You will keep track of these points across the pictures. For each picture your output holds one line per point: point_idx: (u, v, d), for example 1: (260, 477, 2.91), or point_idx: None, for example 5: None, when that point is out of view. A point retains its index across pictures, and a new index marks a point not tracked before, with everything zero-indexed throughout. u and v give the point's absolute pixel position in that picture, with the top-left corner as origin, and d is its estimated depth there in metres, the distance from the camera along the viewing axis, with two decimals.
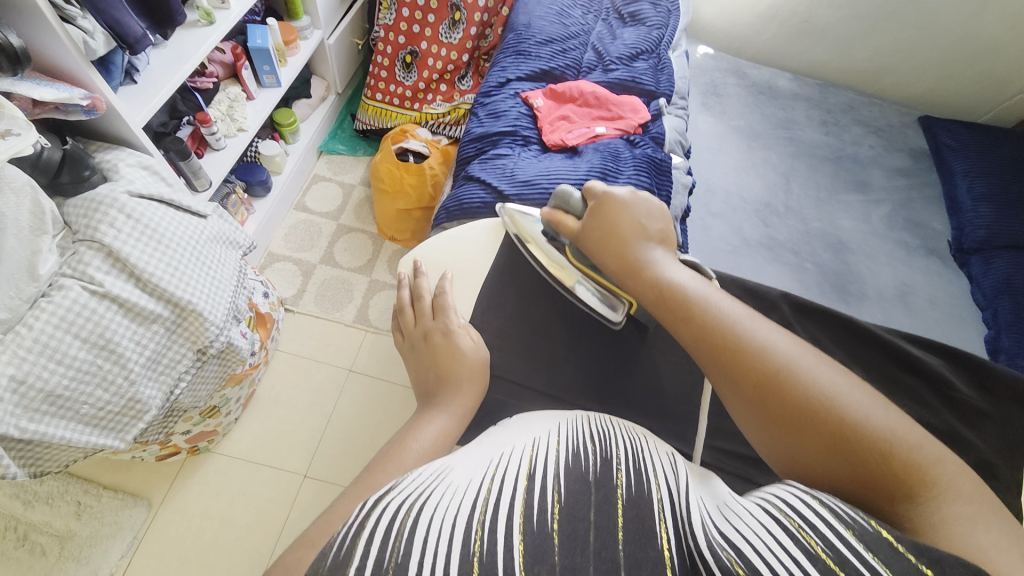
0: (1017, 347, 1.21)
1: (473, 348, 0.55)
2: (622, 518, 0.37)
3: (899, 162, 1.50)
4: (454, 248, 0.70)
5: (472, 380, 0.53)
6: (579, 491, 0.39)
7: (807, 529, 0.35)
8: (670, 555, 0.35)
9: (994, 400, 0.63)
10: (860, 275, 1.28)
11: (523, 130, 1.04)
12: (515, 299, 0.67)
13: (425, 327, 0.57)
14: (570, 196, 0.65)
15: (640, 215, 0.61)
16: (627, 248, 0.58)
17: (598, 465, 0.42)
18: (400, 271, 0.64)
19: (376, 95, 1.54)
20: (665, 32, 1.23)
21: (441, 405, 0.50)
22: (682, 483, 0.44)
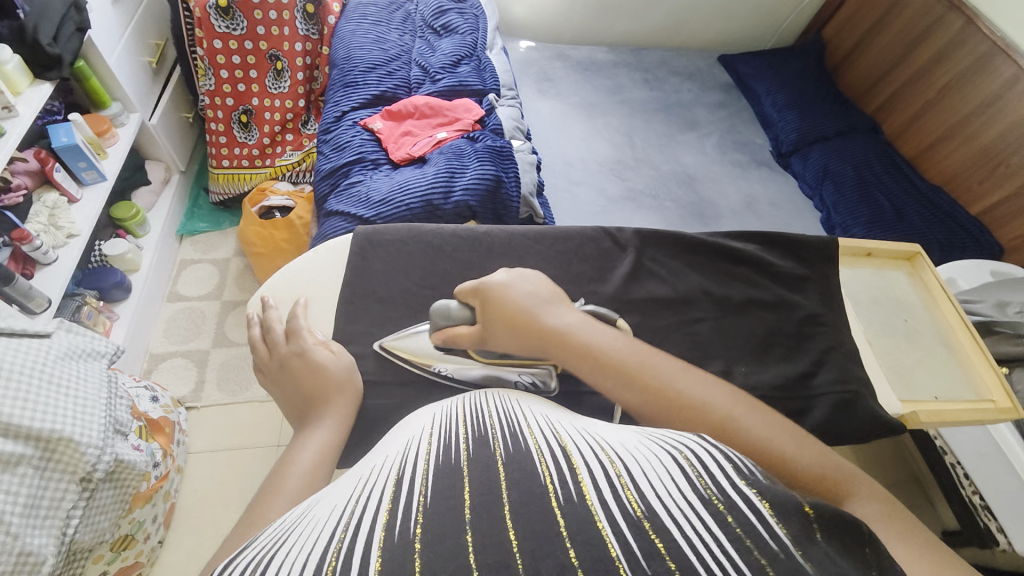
0: (846, 218, 1.41)
1: (333, 356, 0.56)
2: (502, 481, 0.36)
3: (714, 97, 1.72)
4: (300, 282, 0.65)
5: (341, 387, 0.55)
6: (451, 478, 0.37)
7: (702, 478, 0.37)
8: (556, 492, 0.35)
9: (808, 262, 0.73)
10: (711, 199, 1.45)
11: (370, 154, 1.06)
12: (379, 308, 0.63)
13: (281, 356, 0.56)
14: (448, 307, 0.58)
15: (532, 289, 0.58)
16: (542, 332, 0.54)
17: (471, 443, 0.41)
18: (249, 313, 0.61)
19: (221, 161, 1.48)
20: (477, 35, 1.31)
21: (316, 419, 0.52)
22: (562, 424, 0.45)
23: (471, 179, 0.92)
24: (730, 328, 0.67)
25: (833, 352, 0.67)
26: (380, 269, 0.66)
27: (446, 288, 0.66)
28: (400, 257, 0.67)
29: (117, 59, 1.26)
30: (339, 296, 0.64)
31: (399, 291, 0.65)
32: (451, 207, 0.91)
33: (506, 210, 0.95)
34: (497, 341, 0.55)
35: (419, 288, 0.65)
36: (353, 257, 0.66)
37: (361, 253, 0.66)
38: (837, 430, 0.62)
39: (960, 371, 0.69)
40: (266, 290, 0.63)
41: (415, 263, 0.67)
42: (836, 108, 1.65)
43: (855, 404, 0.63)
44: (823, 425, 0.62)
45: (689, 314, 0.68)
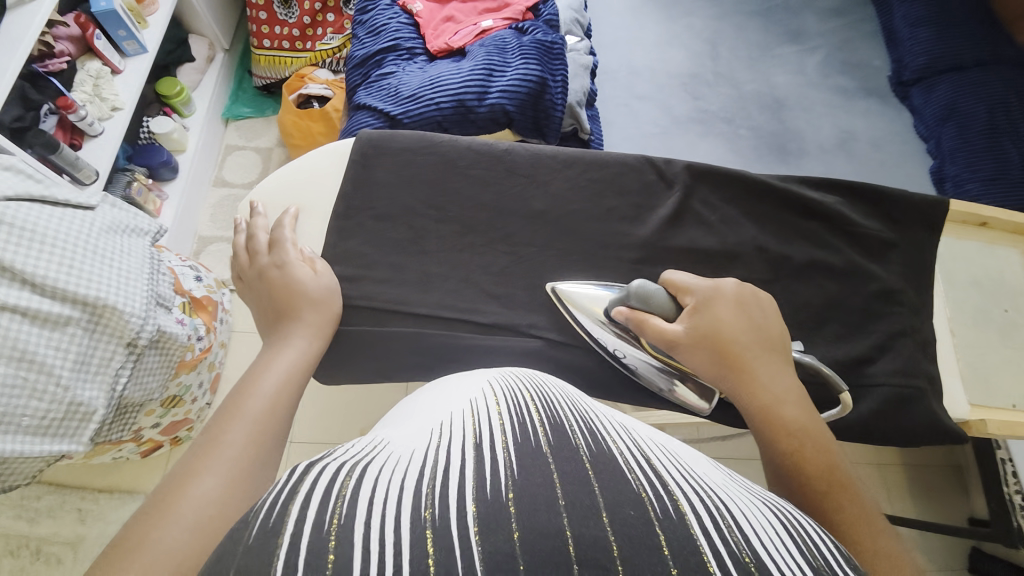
0: (962, 170, 1.17)
1: (314, 271, 0.53)
2: (594, 473, 0.29)
3: (831, 1, 1.40)
4: (296, 186, 0.60)
5: (320, 307, 0.52)
6: (533, 452, 0.30)
7: (811, 543, 0.30)
8: (652, 503, 0.28)
9: (899, 226, 0.60)
10: (797, 131, 1.23)
11: (406, 42, 0.95)
12: (374, 226, 0.57)
13: (262, 266, 0.54)
14: (653, 292, 0.51)
15: (745, 312, 0.51)
16: (739, 366, 0.48)
17: (546, 426, 0.34)
18: (239, 219, 0.59)
19: (262, 41, 1.39)
20: None
21: (293, 339, 0.50)
22: (640, 437, 0.38)
23: (510, 80, 0.80)
24: (780, 295, 0.57)
25: (903, 339, 0.56)
26: (382, 181, 0.58)
27: (455, 211, 0.58)
28: (408, 168, 0.59)
29: None
30: (330, 211, 0.59)
31: (403, 208, 0.58)
32: (486, 111, 0.81)
33: (547, 120, 0.83)
34: (687, 357, 0.50)
35: (425, 206, 0.58)
36: (353, 165, 0.59)
37: (362, 161, 0.59)
38: (884, 428, 0.53)
39: None
40: (257, 196, 0.60)
41: (428, 175, 0.59)
42: (991, 28, 1.30)
43: (909, 403, 0.54)
44: (863, 421, 0.53)
45: (734, 274, 0.58)
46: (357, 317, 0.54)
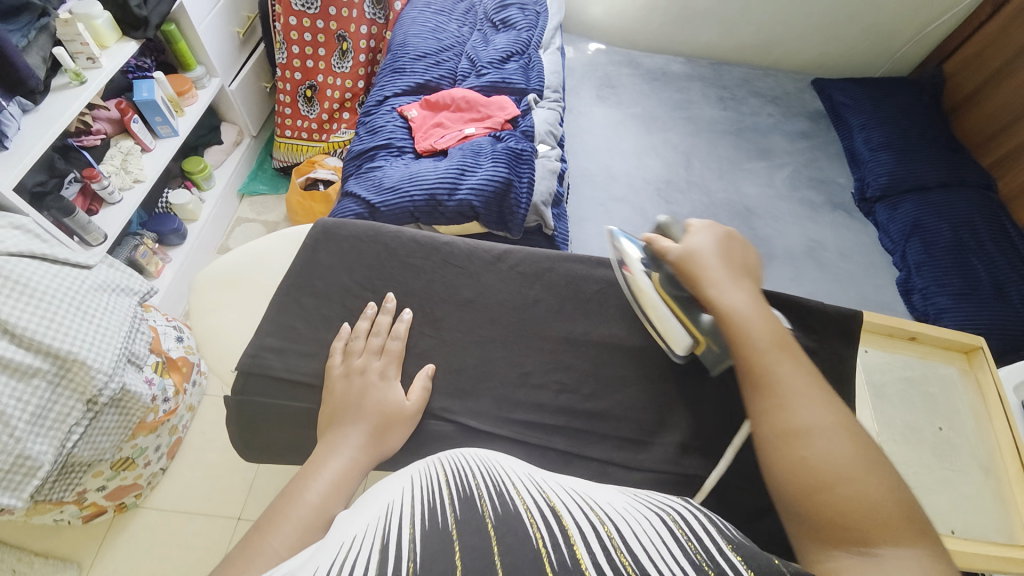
0: (929, 284, 1.19)
1: (414, 395, 0.55)
2: (495, 542, 0.33)
3: (796, 125, 1.54)
4: (247, 265, 0.65)
5: (408, 428, 0.54)
6: (439, 533, 0.34)
7: (694, 542, 0.36)
8: (548, 556, 0.32)
9: (819, 336, 0.62)
10: (765, 237, 1.29)
11: (398, 141, 1.06)
12: (311, 302, 0.61)
13: (366, 365, 0.55)
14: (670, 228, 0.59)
15: (725, 247, 0.56)
16: (700, 277, 0.53)
17: (457, 500, 0.38)
18: (192, 291, 0.63)
19: (284, 131, 1.55)
20: (534, 33, 1.27)
21: (369, 448, 0.50)
22: (550, 490, 0.42)
23: (480, 179, 0.89)
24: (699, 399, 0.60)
25: None
26: (326, 264, 0.63)
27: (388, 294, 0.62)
28: (354, 253, 0.64)
29: (205, 26, 1.38)
30: (276, 286, 0.63)
31: (340, 288, 0.62)
32: (454, 205, 0.88)
33: (511, 216, 0.90)
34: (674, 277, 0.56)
35: (364, 289, 0.62)
36: (305, 247, 0.64)
37: (314, 244, 0.64)
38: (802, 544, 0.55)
39: (999, 503, 0.60)
40: (212, 269, 0.64)
41: (369, 260, 0.64)
42: (945, 155, 1.40)
43: None
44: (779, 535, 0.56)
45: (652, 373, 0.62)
46: (269, 388, 0.56)
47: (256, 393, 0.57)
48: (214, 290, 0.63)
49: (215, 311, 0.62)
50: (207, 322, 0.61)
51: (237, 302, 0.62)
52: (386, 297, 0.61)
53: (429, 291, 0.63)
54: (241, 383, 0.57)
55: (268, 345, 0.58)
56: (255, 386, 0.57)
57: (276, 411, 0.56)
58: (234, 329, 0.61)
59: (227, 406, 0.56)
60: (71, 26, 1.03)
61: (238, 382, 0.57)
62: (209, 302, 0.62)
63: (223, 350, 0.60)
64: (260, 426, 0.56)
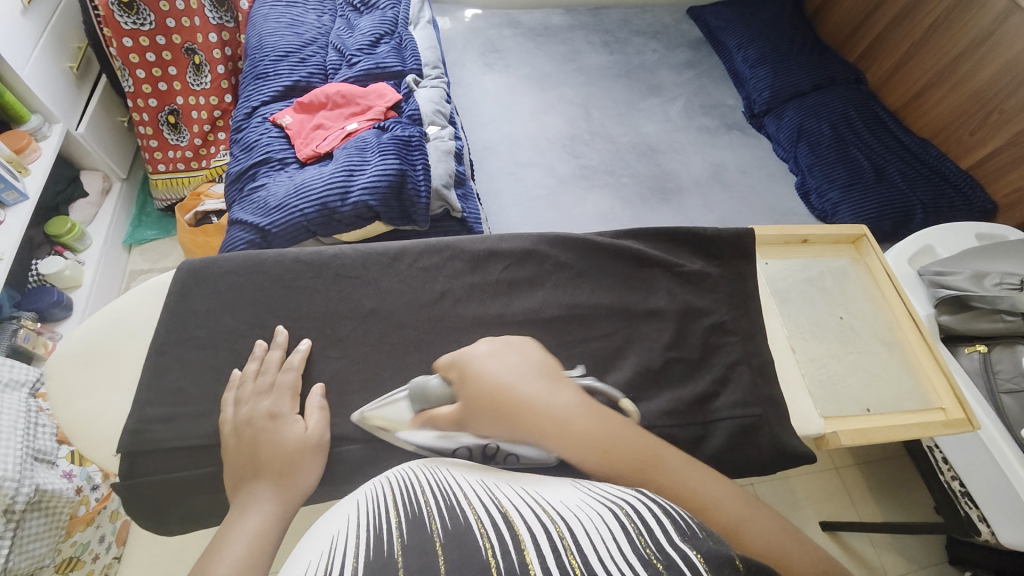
0: (822, 182, 1.27)
1: (312, 418, 0.52)
2: (442, 561, 0.29)
3: (681, 56, 1.57)
4: (108, 332, 0.57)
5: (320, 458, 0.50)
6: (380, 566, 0.30)
7: (643, 534, 0.31)
8: (497, 562, 0.29)
9: (722, 260, 0.64)
10: (673, 171, 1.33)
11: (277, 153, 0.98)
12: (194, 355, 0.55)
13: (254, 409, 0.49)
14: (427, 387, 0.49)
15: (505, 351, 0.49)
16: (519, 407, 0.43)
17: (405, 527, 0.34)
18: (48, 375, 0.55)
19: (157, 166, 1.39)
20: (398, 9, 1.20)
21: (282, 497, 0.45)
22: (508, 491, 0.38)
23: (370, 176, 0.84)
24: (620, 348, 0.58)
25: (740, 367, 0.59)
26: (202, 310, 0.57)
27: (290, 323, 0.58)
28: (236, 289, 0.59)
29: (27, 69, 1.20)
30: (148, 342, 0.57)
31: (227, 333, 0.57)
32: (349, 209, 0.83)
33: (413, 206, 0.86)
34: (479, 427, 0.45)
35: (254, 326, 0.57)
36: (171, 294, 0.58)
37: (183, 289, 0.58)
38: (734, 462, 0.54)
39: (904, 373, 0.64)
40: (66, 343, 0.56)
41: (257, 293, 0.59)
42: (815, 59, 1.48)
43: (757, 430, 0.55)
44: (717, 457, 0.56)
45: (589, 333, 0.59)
46: (162, 462, 0.51)
47: (152, 471, 0.51)
48: (74, 367, 0.55)
49: (84, 389, 0.54)
50: (77, 405, 0.54)
51: (108, 375, 0.55)
52: (277, 331, 0.56)
53: (331, 308, 0.59)
54: (129, 465, 0.51)
55: (152, 415, 0.52)
56: (150, 464, 0.51)
57: (175, 483, 0.51)
58: (111, 405, 0.54)
59: (116, 494, 0.50)
60: None
61: (125, 465, 0.51)
62: (75, 381, 0.55)
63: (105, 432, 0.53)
64: (170, 503, 0.51)
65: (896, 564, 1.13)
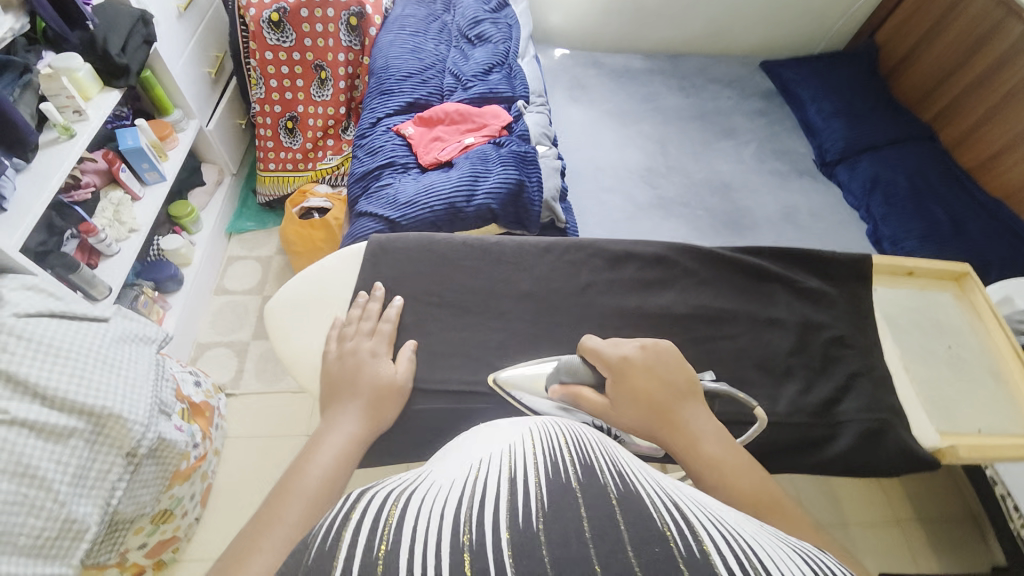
0: (895, 231, 1.31)
1: (401, 365, 0.60)
2: (621, 513, 0.27)
3: (755, 105, 1.67)
4: (311, 283, 0.67)
5: (399, 400, 0.59)
6: (562, 491, 0.29)
7: None
8: (676, 541, 0.26)
9: (836, 281, 0.71)
10: (746, 209, 1.40)
11: (400, 158, 1.10)
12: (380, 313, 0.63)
13: (358, 346, 0.59)
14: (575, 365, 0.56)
15: (655, 361, 0.54)
16: (659, 415, 0.50)
17: (578, 469, 0.32)
18: (271, 317, 0.65)
19: (268, 164, 1.55)
20: (510, 44, 1.33)
21: (366, 421, 0.54)
22: (676, 483, 0.35)
23: (494, 183, 0.94)
24: (744, 348, 0.65)
25: (860, 377, 0.65)
26: (390, 273, 0.67)
27: (454, 297, 0.66)
28: (408, 263, 0.68)
29: (178, 68, 1.36)
30: (348, 301, 0.66)
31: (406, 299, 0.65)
32: (473, 210, 0.93)
33: (527, 214, 0.96)
34: (620, 420, 0.52)
35: (424, 296, 0.66)
36: (367, 263, 0.67)
37: (375, 258, 0.68)
38: (860, 462, 0.60)
39: (1013, 406, 0.67)
40: (280, 295, 0.66)
41: (424, 268, 0.68)
42: (889, 117, 1.55)
43: (885, 436, 0.61)
44: (846, 457, 0.60)
45: (721, 330, 0.66)
46: None
47: None
48: (290, 314, 0.65)
49: (289, 333, 0.64)
50: (291, 344, 0.64)
51: (313, 322, 0.65)
52: (376, 285, 0.65)
53: (488, 288, 0.67)
54: None
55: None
56: None
57: None
58: (315, 346, 0.63)
59: None
60: (56, 81, 1.01)
61: None
62: (285, 325, 0.65)
63: (308, 365, 0.62)
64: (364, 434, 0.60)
65: None
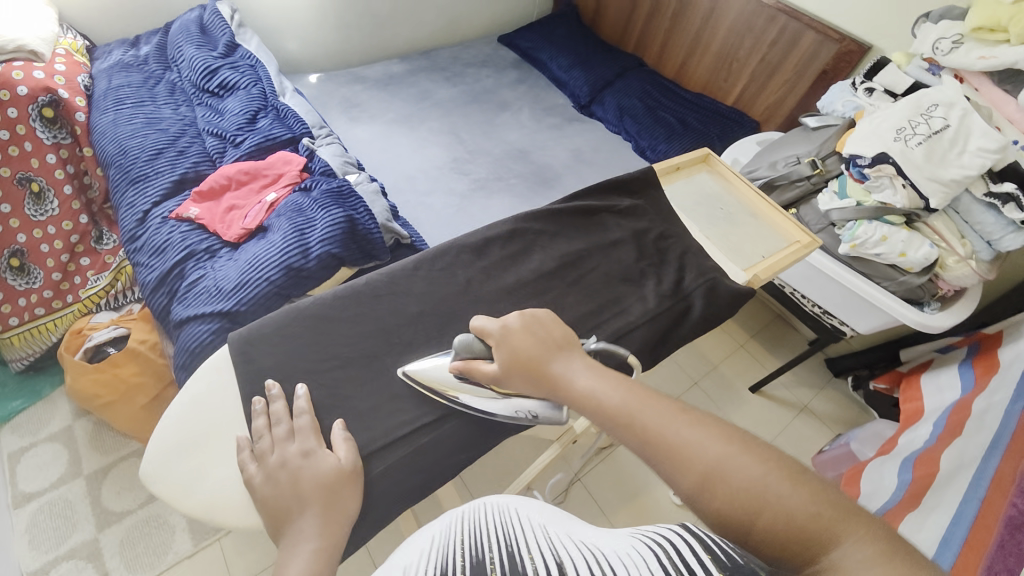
0: (652, 140, 1.64)
1: (341, 449, 0.55)
2: None
3: (510, 75, 1.86)
4: (189, 419, 0.58)
5: (356, 483, 0.54)
6: None
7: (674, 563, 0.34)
8: None
9: (641, 193, 0.88)
10: (546, 163, 1.58)
11: (199, 244, 0.95)
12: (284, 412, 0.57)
13: (284, 453, 0.53)
14: (469, 343, 0.60)
15: (534, 327, 0.59)
16: (536, 373, 0.55)
17: (469, 572, 0.38)
18: (149, 483, 0.54)
19: (7, 321, 1.17)
20: (263, 84, 1.23)
21: (328, 525, 0.49)
22: (559, 538, 0.42)
23: (324, 229, 0.89)
24: (607, 272, 0.77)
25: (689, 256, 0.82)
26: (270, 364, 0.60)
27: (354, 351, 0.63)
28: (285, 343, 0.62)
29: None
30: (240, 421, 0.58)
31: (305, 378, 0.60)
32: (315, 263, 0.87)
33: (372, 244, 0.93)
34: (513, 385, 0.57)
35: (321, 366, 0.61)
36: (240, 368, 0.59)
37: (246, 357, 0.60)
38: (713, 316, 0.78)
39: (773, 229, 0.90)
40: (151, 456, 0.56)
41: (303, 341, 0.63)
42: (607, 56, 1.89)
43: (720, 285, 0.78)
44: (706, 314, 0.77)
45: (585, 268, 0.77)
46: None
47: None
48: (175, 466, 0.55)
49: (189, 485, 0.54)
50: (194, 498, 0.54)
51: (210, 460, 0.56)
52: (270, 384, 0.58)
53: (381, 326, 0.65)
54: None
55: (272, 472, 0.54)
56: None
57: None
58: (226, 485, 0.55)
59: None
60: None
61: None
62: (175, 481, 0.55)
63: (230, 502, 0.54)
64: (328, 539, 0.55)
65: (803, 392, 1.50)
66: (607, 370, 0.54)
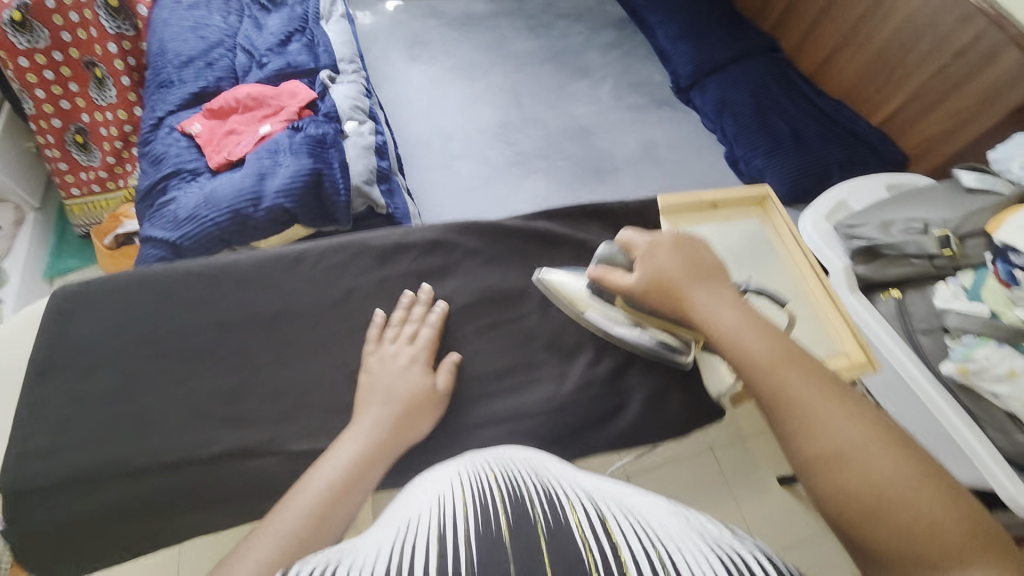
0: (748, 151, 1.31)
1: (441, 375, 0.63)
2: (543, 542, 0.34)
3: (606, 36, 1.58)
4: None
5: (435, 407, 0.62)
6: (491, 539, 0.34)
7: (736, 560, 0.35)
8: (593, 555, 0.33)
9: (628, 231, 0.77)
10: (606, 151, 1.34)
11: (187, 164, 0.93)
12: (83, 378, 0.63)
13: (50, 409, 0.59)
14: (610, 254, 0.63)
15: (682, 251, 0.60)
16: (678, 300, 0.58)
17: (511, 510, 0.37)
18: None
19: (69, 190, 1.28)
20: (308, 5, 1.15)
21: (388, 424, 0.58)
22: (600, 496, 0.43)
23: (284, 178, 0.82)
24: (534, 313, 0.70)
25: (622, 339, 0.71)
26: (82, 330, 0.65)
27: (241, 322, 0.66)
28: (116, 309, 0.66)
29: None
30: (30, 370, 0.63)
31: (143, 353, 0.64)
32: (263, 214, 0.80)
33: (333, 205, 0.83)
34: (644, 303, 0.60)
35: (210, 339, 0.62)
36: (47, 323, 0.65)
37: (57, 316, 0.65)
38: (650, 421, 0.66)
39: (817, 327, 0.66)
40: None
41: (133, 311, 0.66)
42: (733, 31, 1.51)
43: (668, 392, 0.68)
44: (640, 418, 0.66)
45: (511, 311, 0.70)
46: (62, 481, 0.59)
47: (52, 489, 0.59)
48: None
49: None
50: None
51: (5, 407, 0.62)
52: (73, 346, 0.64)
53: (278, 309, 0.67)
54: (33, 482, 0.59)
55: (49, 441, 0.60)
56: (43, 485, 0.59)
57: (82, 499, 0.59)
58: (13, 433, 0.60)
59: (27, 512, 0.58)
60: None
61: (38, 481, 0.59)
62: None
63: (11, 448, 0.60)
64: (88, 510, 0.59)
65: None
66: (756, 316, 0.56)
